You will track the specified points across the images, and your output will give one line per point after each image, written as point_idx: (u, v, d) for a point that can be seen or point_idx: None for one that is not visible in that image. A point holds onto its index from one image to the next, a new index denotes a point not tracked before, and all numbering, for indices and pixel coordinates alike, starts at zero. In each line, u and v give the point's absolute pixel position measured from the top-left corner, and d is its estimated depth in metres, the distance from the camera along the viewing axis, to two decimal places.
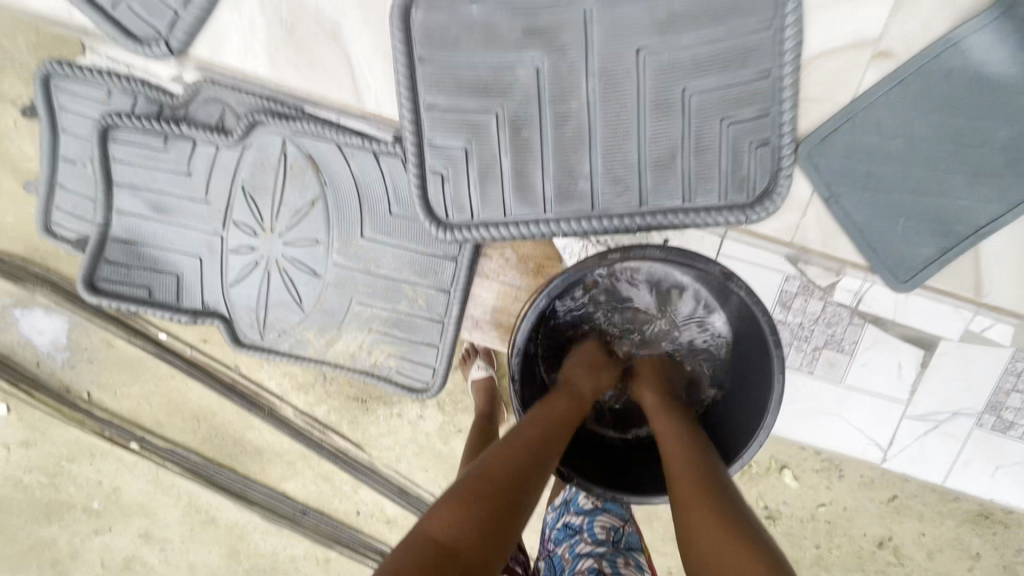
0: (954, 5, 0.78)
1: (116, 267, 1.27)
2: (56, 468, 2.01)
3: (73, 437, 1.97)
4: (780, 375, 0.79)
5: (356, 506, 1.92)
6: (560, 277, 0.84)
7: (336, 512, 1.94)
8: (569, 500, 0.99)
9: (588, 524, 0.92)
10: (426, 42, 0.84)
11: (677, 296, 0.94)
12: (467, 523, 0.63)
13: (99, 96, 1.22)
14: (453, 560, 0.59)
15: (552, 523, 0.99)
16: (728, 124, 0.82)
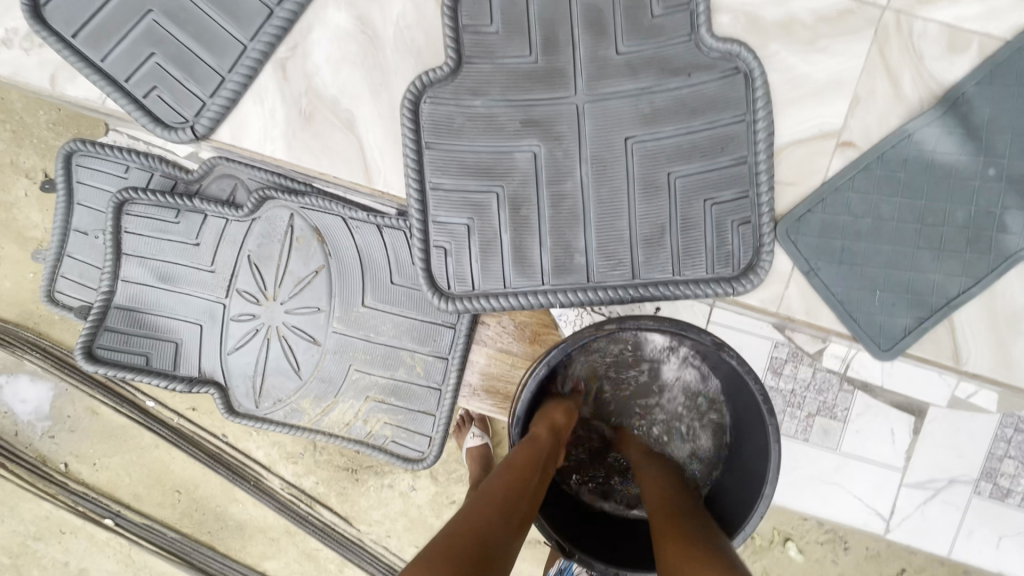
0: (907, 101, 0.87)
1: (116, 335, 1.27)
2: (21, 547, 1.98)
3: (43, 513, 1.97)
4: (775, 442, 0.80)
5: None
6: (556, 349, 0.86)
7: None
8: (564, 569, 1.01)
9: None
10: (433, 130, 0.92)
11: (664, 354, 0.96)
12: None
13: (117, 171, 1.28)
14: None
15: None
16: (712, 204, 0.88)
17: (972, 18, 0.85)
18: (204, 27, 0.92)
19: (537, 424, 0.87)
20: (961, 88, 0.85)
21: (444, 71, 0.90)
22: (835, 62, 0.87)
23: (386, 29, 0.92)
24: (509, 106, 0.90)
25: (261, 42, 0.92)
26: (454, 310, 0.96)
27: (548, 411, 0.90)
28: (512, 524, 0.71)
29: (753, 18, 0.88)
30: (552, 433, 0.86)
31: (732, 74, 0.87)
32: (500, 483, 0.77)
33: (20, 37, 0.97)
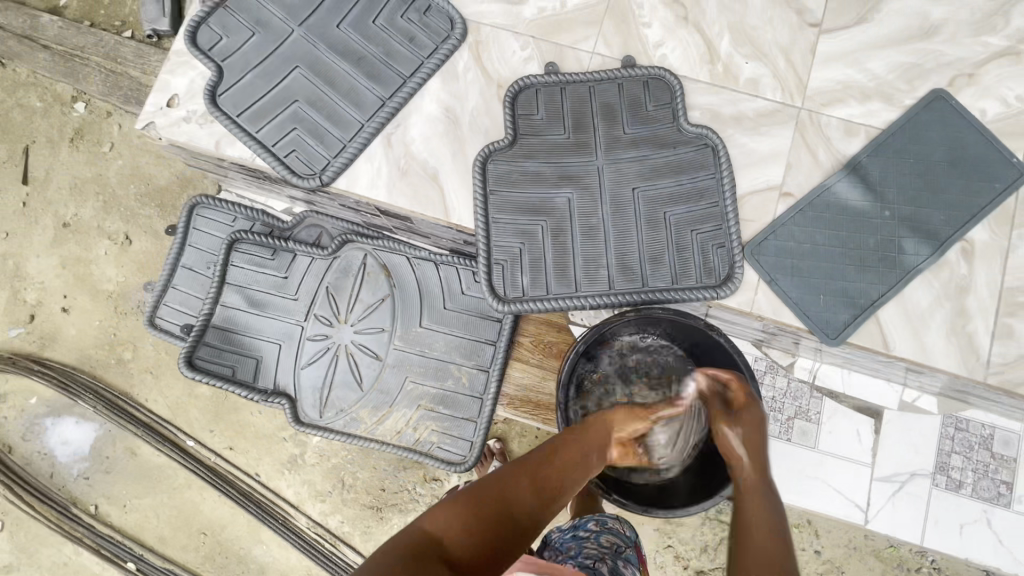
0: (825, 166, 1.26)
1: (212, 349, 1.52)
2: None
3: (64, 559, 2.08)
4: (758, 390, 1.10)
5: None
6: (589, 331, 1.17)
7: None
8: (576, 523, 1.13)
9: (597, 535, 1.08)
10: (496, 181, 1.28)
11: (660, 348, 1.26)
12: (457, 526, 0.82)
13: (227, 220, 1.60)
14: (440, 549, 0.79)
15: (557, 536, 1.11)
16: (696, 234, 1.23)
17: (858, 115, 1.28)
18: (335, 115, 1.32)
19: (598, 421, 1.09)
20: (858, 158, 1.26)
21: (503, 142, 1.28)
22: (773, 141, 1.28)
23: (462, 116, 1.32)
24: (550, 166, 1.28)
25: (375, 123, 1.31)
26: (509, 312, 1.25)
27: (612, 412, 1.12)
28: (533, 501, 0.91)
29: (715, 113, 1.30)
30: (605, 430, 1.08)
31: (705, 146, 1.27)
32: (531, 467, 0.95)
33: (200, 116, 1.35)
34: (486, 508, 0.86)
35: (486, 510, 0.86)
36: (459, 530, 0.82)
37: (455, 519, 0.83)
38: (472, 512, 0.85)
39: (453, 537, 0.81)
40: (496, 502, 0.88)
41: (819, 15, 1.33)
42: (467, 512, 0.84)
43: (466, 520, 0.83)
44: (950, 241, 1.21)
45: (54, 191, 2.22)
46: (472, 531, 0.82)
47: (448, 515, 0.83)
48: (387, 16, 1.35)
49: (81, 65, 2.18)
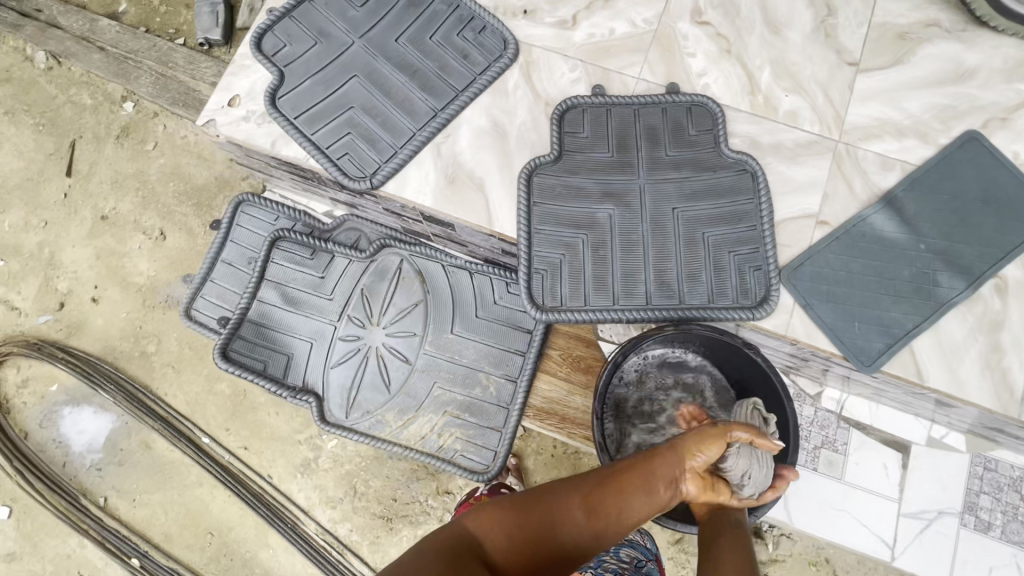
0: (861, 198, 1.30)
1: (246, 342, 1.55)
2: None
3: (66, 551, 2.03)
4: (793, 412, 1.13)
5: None
6: (629, 344, 1.21)
7: None
8: None
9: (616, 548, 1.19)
10: (540, 194, 1.32)
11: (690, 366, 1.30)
12: (501, 531, 0.90)
13: (271, 219, 1.65)
14: (477, 545, 0.88)
15: None
16: (734, 255, 1.26)
17: (894, 150, 1.32)
18: (389, 122, 1.38)
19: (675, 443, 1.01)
20: (894, 192, 1.29)
21: (548, 157, 1.33)
22: (810, 171, 1.32)
23: (510, 130, 1.37)
24: (594, 183, 1.32)
25: (426, 132, 1.37)
26: (545, 321, 1.27)
27: (683, 439, 1.02)
28: (583, 522, 0.92)
29: (755, 141, 1.34)
30: (675, 456, 0.99)
31: (743, 172, 1.31)
32: (588, 485, 0.96)
33: (259, 116, 1.41)
34: (532, 521, 0.92)
35: (533, 524, 0.91)
36: (501, 536, 0.90)
37: (501, 524, 0.91)
38: (517, 522, 0.91)
39: (494, 540, 0.89)
40: (541, 512, 0.92)
41: (857, 56, 1.39)
42: (514, 520, 0.91)
43: (511, 527, 0.91)
44: (984, 276, 1.23)
45: (97, 185, 2.22)
46: (514, 537, 0.90)
47: (496, 519, 0.91)
48: (443, 34, 1.44)
49: (133, 67, 2.24)
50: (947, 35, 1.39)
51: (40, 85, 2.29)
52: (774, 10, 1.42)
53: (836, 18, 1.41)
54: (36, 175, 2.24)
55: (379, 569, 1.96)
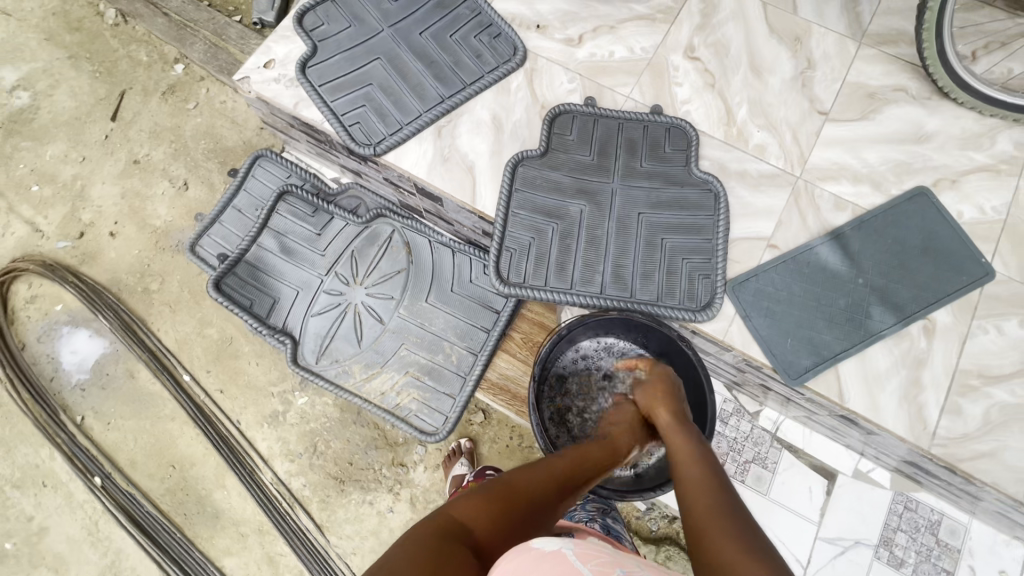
0: (810, 229, 1.42)
1: (239, 280, 1.68)
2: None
3: (32, 463, 2.04)
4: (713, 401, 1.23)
5: None
6: (578, 320, 1.36)
7: None
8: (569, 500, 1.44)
9: (585, 503, 1.39)
10: (522, 182, 1.46)
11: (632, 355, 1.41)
12: (481, 518, 0.83)
13: (283, 176, 1.81)
14: (465, 532, 0.79)
15: None
16: (686, 262, 1.40)
17: (848, 194, 1.44)
18: (400, 101, 1.54)
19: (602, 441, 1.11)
20: (842, 229, 1.41)
21: (535, 151, 1.48)
22: (769, 199, 1.44)
23: (506, 125, 1.53)
24: (571, 179, 1.47)
25: (432, 114, 1.53)
26: (507, 295, 1.40)
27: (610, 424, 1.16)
28: (553, 501, 0.93)
29: (723, 167, 1.48)
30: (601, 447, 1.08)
31: (707, 191, 1.44)
32: (552, 469, 0.98)
33: (288, 79, 1.58)
34: (510, 503, 0.87)
35: (511, 507, 0.87)
36: (485, 522, 0.82)
37: (478, 512, 0.83)
38: (496, 508, 0.85)
39: (480, 526, 0.81)
40: (517, 493, 0.90)
41: (828, 107, 1.52)
42: (493, 506, 0.85)
43: (491, 514, 0.84)
44: (913, 316, 1.34)
45: (136, 132, 2.35)
46: (497, 523, 0.83)
47: (477, 506, 0.84)
48: (462, 34, 1.61)
49: (190, 34, 2.43)
50: (911, 100, 1.52)
51: (105, 38, 2.46)
52: (761, 57, 1.58)
53: (815, 72, 1.56)
54: (82, 115, 2.37)
55: (324, 527, 1.95)
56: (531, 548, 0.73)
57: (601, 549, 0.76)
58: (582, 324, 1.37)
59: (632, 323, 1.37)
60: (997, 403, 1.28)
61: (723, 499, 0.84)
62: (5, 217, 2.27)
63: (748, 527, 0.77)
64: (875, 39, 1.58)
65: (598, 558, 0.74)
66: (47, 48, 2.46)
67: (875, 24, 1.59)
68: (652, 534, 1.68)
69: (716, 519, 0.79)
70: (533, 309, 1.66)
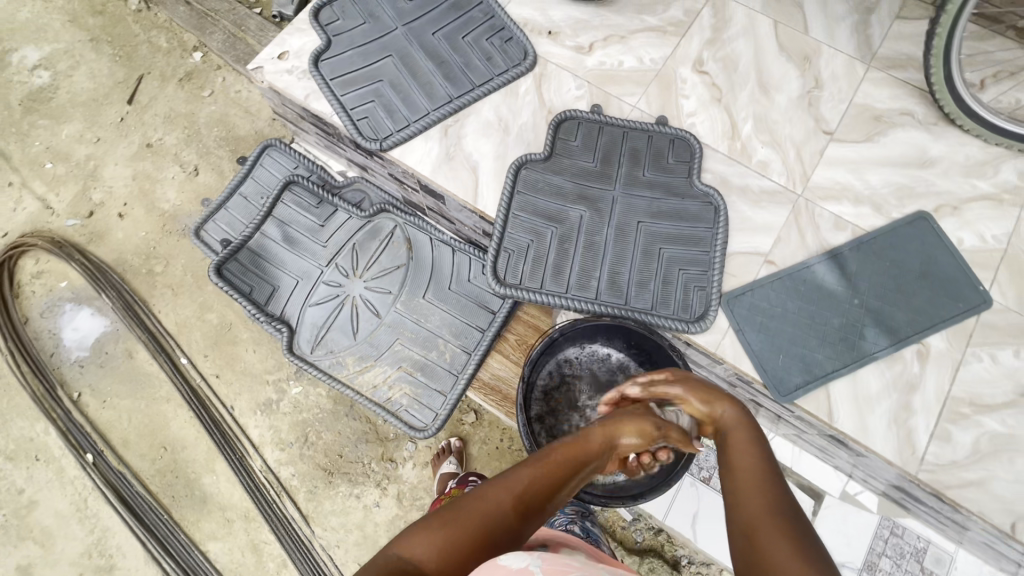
0: (809, 248, 1.42)
1: (240, 266, 1.70)
2: None
3: (26, 436, 2.06)
4: None
5: None
6: (570, 324, 1.38)
7: None
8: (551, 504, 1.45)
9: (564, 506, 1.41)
10: (524, 185, 1.48)
11: (624, 362, 1.44)
12: (430, 552, 0.78)
13: (291, 166, 1.84)
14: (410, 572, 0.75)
15: None
16: (683, 273, 1.41)
17: (849, 214, 1.45)
18: (409, 99, 1.57)
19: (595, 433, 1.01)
20: (840, 249, 1.41)
21: (538, 155, 1.50)
22: (769, 215, 1.45)
23: (512, 127, 1.55)
24: (573, 185, 1.48)
25: (439, 113, 1.54)
26: (503, 296, 1.42)
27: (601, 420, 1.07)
28: (519, 520, 0.85)
29: (725, 181, 1.49)
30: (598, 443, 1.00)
31: (707, 204, 1.45)
32: (516, 482, 0.88)
33: (301, 71, 1.61)
34: (461, 524, 0.81)
35: (463, 537, 0.80)
36: (433, 559, 0.77)
37: (426, 546, 0.78)
38: (447, 540, 0.79)
39: (426, 559, 0.77)
40: (470, 513, 0.83)
41: (833, 126, 1.53)
42: (443, 537, 0.79)
43: (441, 541, 0.79)
44: (907, 339, 1.33)
45: (151, 116, 2.38)
46: (447, 555, 0.78)
47: (423, 537, 0.79)
48: (474, 36, 1.63)
49: (210, 24, 2.46)
50: (917, 125, 1.52)
51: (127, 23, 2.51)
52: (769, 74, 1.59)
53: (822, 92, 1.57)
54: (100, 97, 2.41)
55: (309, 517, 1.95)
56: (498, 565, 0.75)
57: (571, 564, 0.77)
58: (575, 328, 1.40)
59: (624, 330, 1.39)
60: (987, 433, 1.27)
61: (780, 500, 0.80)
62: (17, 192, 2.31)
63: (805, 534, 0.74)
64: (884, 62, 1.58)
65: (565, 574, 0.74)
66: (70, 30, 2.51)
67: (885, 47, 1.59)
68: (636, 545, 1.67)
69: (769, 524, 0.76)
70: (529, 313, 1.66)
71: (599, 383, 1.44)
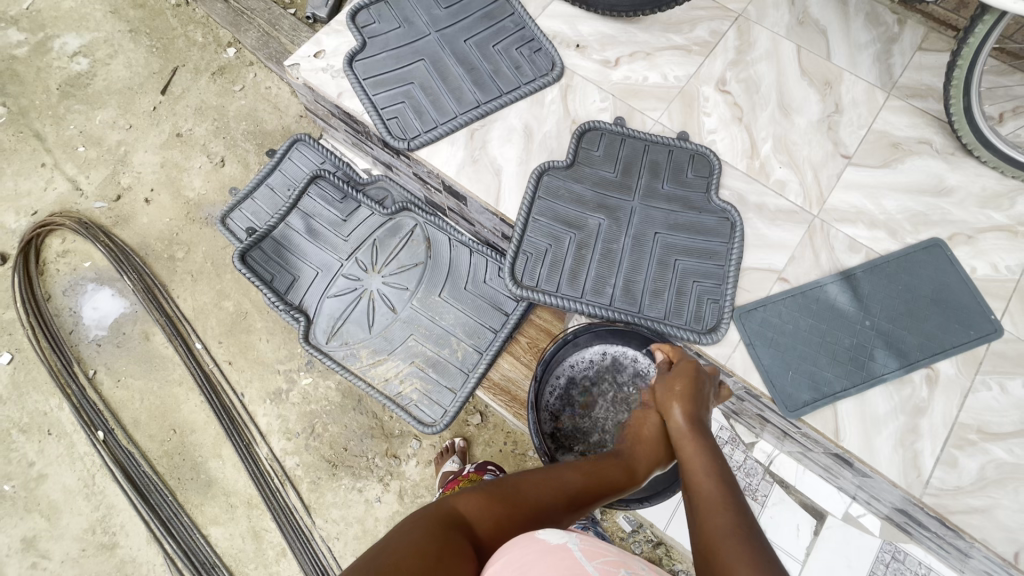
0: (822, 268, 1.44)
1: (263, 254, 1.75)
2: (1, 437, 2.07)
3: (40, 410, 2.10)
4: None
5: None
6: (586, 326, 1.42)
7: None
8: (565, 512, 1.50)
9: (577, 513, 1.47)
10: (546, 191, 1.52)
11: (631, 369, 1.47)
12: (485, 518, 0.84)
13: (317, 161, 1.90)
14: (469, 529, 0.81)
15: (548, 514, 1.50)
16: (697, 284, 1.43)
17: (863, 237, 1.47)
18: (438, 102, 1.62)
19: (635, 458, 1.10)
20: (854, 270, 1.43)
21: (561, 163, 1.53)
22: (784, 234, 1.47)
23: (537, 135, 1.59)
24: (593, 193, 1.52)
25: (466, 117, 1.59)
26: (519, 297, 1.45)
27: (628, 441, 1.14)
28: (561, 512, 0.94)
29: (742, 198, 1.52)
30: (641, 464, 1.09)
31: (724, 219, 1.48)
32: (564, 480, 0.98)
33: (336, 70, 1.66)
34: (515, 503, 0.89)
35: (515, 512, 0.88)
36: (487, 524, 0.84)
37: (483, 512, 0.85)
38: (500, 512, 0.86)
39: (482, 522, 0.84)
40: (523, 494, 0.91)
41: (851, 151, 1.56)
42: (497, 509, 0.86)
43: (496, 511, 0.86)
44: (917, 363, 1.34)
45: (182, 107, 2.45)
46: (501, 525, 0.85)
47: (480, 503, 0.86)
48: (504, 45, 1.68)
49: (246, 21, 2.52)
50: (935, 154, 1.54)
51: (166, 16, 2.60)
52: (790, 97, 1.62)
53: (841, 117, 1.60)
54: (135, 86, 2.49)
55: (311, 508, 1.97)
56: (537, 539, 0.76)
57: (609, 548, 0.77)
58: (590, 330, 1.43)
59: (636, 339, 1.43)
60: (993, 461, 1.27)
61: (740, 518, 0.81)
62: (48, 173, 2.38)
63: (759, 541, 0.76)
64: (904, 91, 1.61)
65: (603, 555, 0.75)
66: (111, 20, 2.59)
67: (905, 77, 1.63)
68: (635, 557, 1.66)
69: (725, 537, 0.77)
70: (542, 317, 1.68)
71: (611, 391, 1.46)
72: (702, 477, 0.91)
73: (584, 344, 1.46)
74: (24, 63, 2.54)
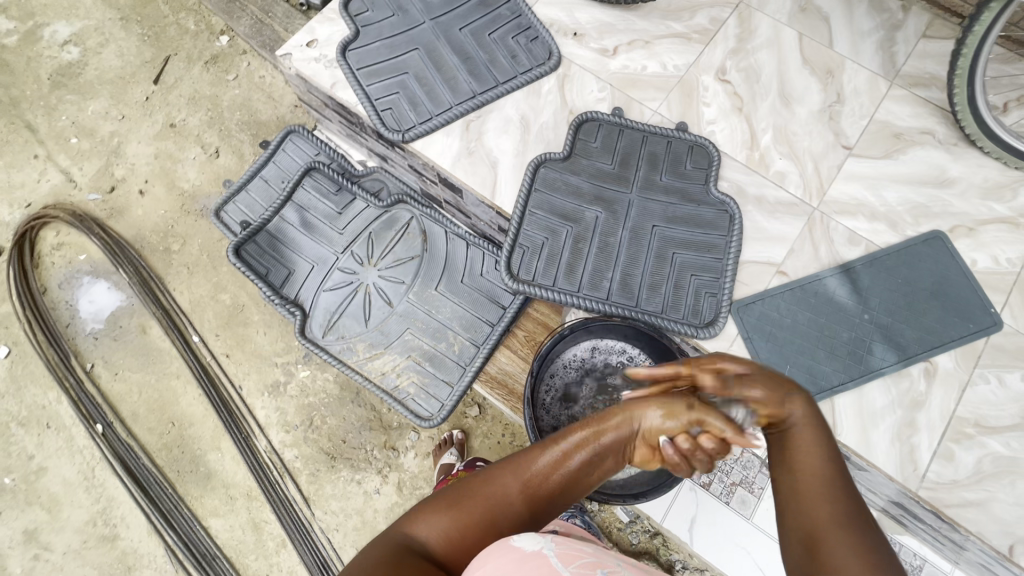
0: (821, 261, 1.43)
1: (258, 248, 1.73)
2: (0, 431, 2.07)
3: (39, 403, 2.10)
4: None
5: (270, 568, 1.94)
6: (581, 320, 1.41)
7: (246, 568, 1.95)
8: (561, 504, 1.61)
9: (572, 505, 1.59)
10: (543, 184, 1.50)
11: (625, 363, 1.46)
12: (439, 533, 0.79)
13: (312, 152, 1.87)
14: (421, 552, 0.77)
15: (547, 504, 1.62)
16: (695, 278, 1.42)
17: (864, 230, 1.45)
18: (433, 93, 1.59)
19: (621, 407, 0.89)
20: (854, 264, 1.42)
21: (557, 155, 1.51)
22: (783, 227, 1.46)
23: (534, 126, 1.57)
24: (590, 185, 1.50)
25: (462, 108, 1.57)
26: (515, 291, 1.44)
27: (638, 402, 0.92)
28: (525, 501, 0.84)
29: (742, 189, 1.50)
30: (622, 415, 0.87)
31: (722, 211, 1.47)
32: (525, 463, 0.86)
33: (329, 60, 1.63)
34: (469, 506, 0.82)
35: (470, 517, 0.81)
36: (442, 540, 0.79)
37: (435, 526, 0.80)
38: (454, 522, 0.80)
39: (435, 539, 0.79)
40: (476, 494, 0.83)
41: (852, 141, 1.54)
42: (450, 519, 0.81)
43: (448, 524, 0.80)
44: (915, 357, 1.34)
45: (175, 97, 2.42)
46: (456, 534, 0.80)
47: (431, 517, 0.81)
48: (500, 34, 1.65)
49: (238, 9, 2.47)
50: (937, 145, 1.52)
51: (157, 4, 2.55)
52: (792, 87, 1.59)
53: (842, 107, 1.57)
54: (127, 75, 2.45)
55: (310, 499, 1.98)
56: (512, 546, 0.74)
57: (584, 549, 0.77)
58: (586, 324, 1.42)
59: (632, 334, 1.42)
60: (990, 454, 1.27)
61: (856, 517, 0.71)
62: (41, 165, 2.35)
63: (884, 555, 0.67)
64: (906, 80, 1.59)
65: (579, 559, 0.75)
66: (101, 8, 2.55)
67: (908, 66, 1.60)
68: (631, 548, 1.68)
69: (833, 531, 0.69)
70: (539, 310, 1.67)
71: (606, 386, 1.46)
72: (813, 455, 0.78)
73: (578, 339, 1.45)
74: (14, 52, 2.50)
